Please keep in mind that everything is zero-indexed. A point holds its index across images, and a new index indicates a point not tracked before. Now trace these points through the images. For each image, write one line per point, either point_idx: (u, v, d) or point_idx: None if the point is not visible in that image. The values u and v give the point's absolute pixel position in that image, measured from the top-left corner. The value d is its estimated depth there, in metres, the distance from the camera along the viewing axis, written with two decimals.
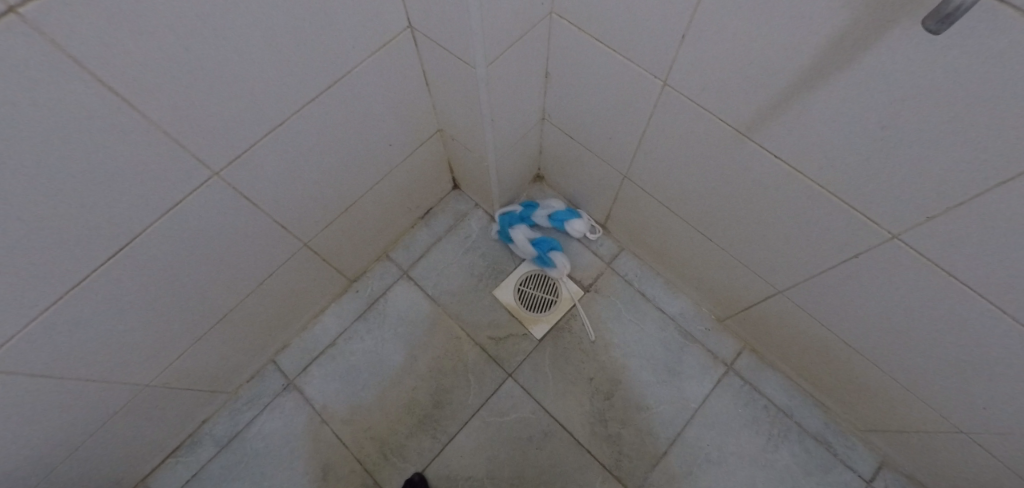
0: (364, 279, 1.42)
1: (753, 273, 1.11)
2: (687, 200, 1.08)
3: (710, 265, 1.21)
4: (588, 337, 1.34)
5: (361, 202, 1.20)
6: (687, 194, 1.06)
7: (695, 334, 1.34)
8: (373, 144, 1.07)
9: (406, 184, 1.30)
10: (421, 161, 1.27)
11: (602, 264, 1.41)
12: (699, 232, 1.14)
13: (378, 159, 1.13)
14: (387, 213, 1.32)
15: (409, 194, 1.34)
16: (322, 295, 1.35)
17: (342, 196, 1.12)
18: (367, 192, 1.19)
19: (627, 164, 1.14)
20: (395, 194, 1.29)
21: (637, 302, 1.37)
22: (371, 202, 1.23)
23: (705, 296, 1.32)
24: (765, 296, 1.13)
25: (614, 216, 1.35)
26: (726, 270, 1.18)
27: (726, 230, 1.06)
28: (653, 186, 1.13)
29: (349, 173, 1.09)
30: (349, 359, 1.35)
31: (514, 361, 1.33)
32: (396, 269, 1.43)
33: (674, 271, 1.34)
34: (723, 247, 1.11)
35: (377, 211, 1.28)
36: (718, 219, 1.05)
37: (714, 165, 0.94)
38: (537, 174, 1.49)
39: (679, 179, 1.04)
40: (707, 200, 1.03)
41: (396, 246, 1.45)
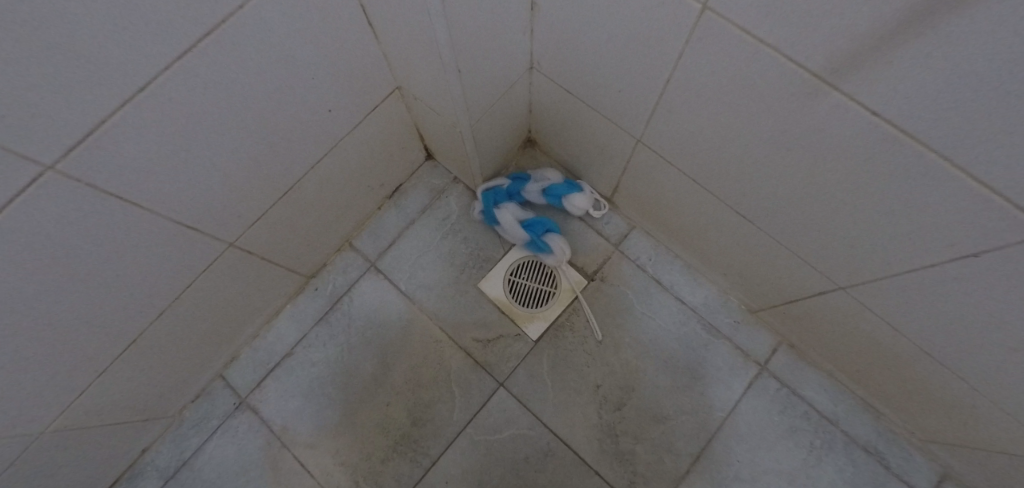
0: (323, 275, 1.18)
1: (806, 263, 0.86)
2: (725, 172, 0.82)
3: (747, 251, 0.96)
4: (594, 337, 1.12)
5: (303, 186, 0.94)
6: (724, 165, 0.80)
7: (722, 329, 1.12)
8: (304, 110, 0.80)
9: (362, 160, 1.03)
10: (379, 129, 1.00)
11: (609, 247, 1.17)
12: (739, 213, 0.88)
13: (316, 130, 0.86)
14: (342, 196, 1.06)
15: (368, 170, 1.07)
16: (272, 297, 1.11)
17: (273, 181, 0.87)
18: (309, 173, 0.93)
19: (643, 125, 0.87)
20: (349, 172, 1.02)
21: (652, 292, 1.14)
22: (318, 185, 0.97)
23: (736, 284, 1.08)
24: (820, 289, 0.90)
25: (624, 188, 1.10)
26: (767, 257, 0.93)
27: (775, 211, 0.81)
28: (679, 155, 0.87)
29: (274, 150, 0.82)
30: (310, 371, 1.13)
31: (506, 368, 1.11)
32: (361, 260, 1.19)
33: (698, 254, 1.09)
34: (767, 231, 0.86)
35: (328, 196, 1.02)
36: (765, 197, 0.80)
37: (770, 127, 0.67)
38: (527, 137, 1.22)
39: (716, 145, 0.78)
40: (753, 173, 0.77)
41: (360, 232, 1.20)
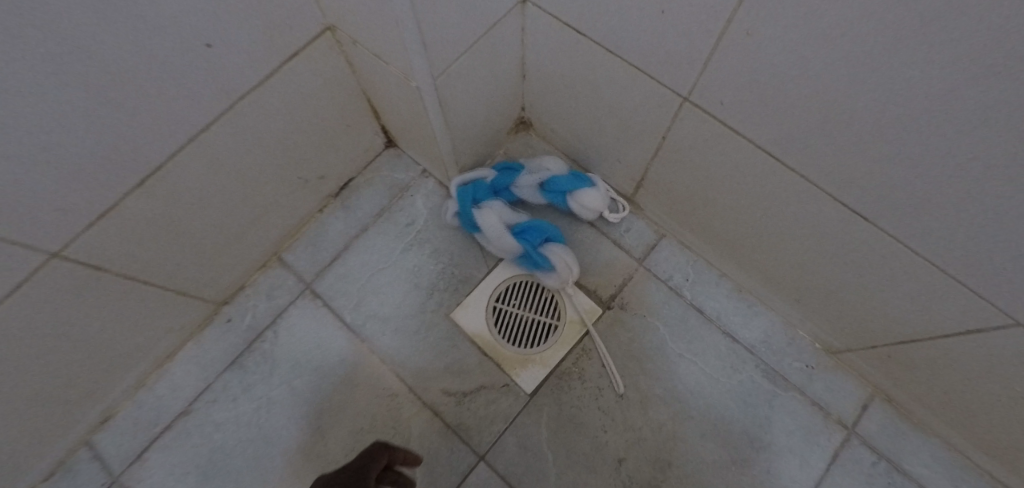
0: (240, 301, 0.86)
1: (951, 288, 0.55)
2: (833, 143, 0.51)
3: (845, 271, 0.65)
4: (613, 389, 0.80)
5: (178, 174, 0.62)
6: (833, 130, 0.50)
7: (790, 376, 0.80)
8: (156, 50, 0.49)
9: (279, 138, 0.72)
10: (305, 94, 0.70)
11: (631, 263, 0.86)
12: (843, 211, 0.57)
13: (190, 84, 0.55)
14: (254, 191, 0.75)
15: (293, 155, 0.76)
16: (158, 333, 0.79)
17: (123, 161, 0.56)
18: (188, 152, 0.62)
19: (695, 75, 0.57)
20: (262, 155, 0.71)
21: (690, 325, 0.82)
22: (207, 172, 0.66)
23: (814, 315, 0.77)
24: (965, 329, 0.58)
25: (652, 181, 0.79)
26: (875, 278, 0.62)
27: (915, 204, 0.50)
28: (753, 119, 0.56)
29: (103, 115, 0.50)
30: (214, 436, 0.81)
31: (488, 433, 0.78)
32: (293, 281, 0.87)
33: (757, 273, 0.78)
34: (889, 238, 0.56)
35: (229, 189, 0.71)
36: (901, 184, 0.49)
37: (961, 47, 0.36)
38: (520, 117, 0.92)
39: (826, 92, 0.47)
40: (889, 141, 0.46)
41: (292, 242, 0.89)
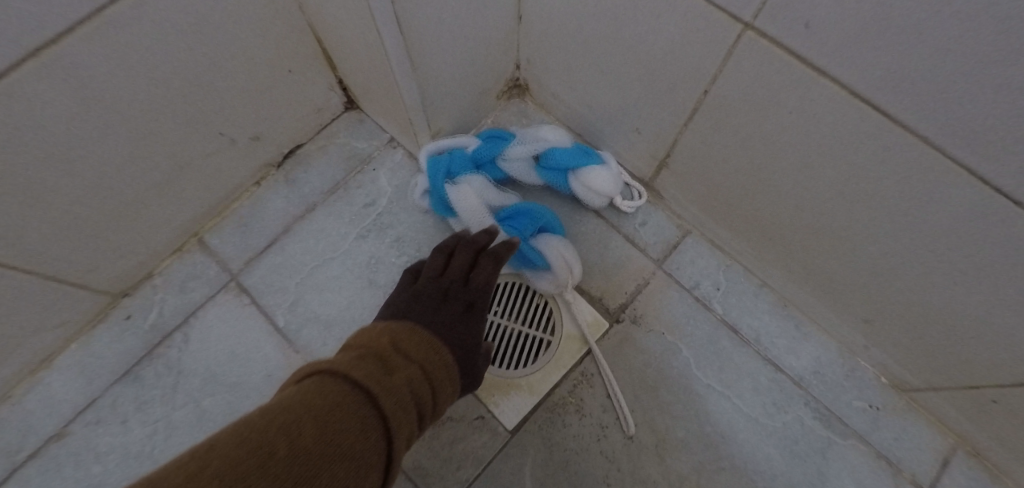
0: (144, 293, 0.67)
1: None
2: (996, 89, 0.32)
3: (960, 285, 0.46)
4: (620, 429, 0.61)
5: (8, 109, 0.42)
6: (1003, 67, 0.30)
7: (849, 420, 0.62)
8: None
9: (180, 75, 0.52)
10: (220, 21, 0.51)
11: (647, 265, 0.67)
12: (976, 198, 0.38)
13: None
14: (147, 147, 0.56)
15: (208, 105, 0.57)
16: (19, 334, 0.59)
17: None
18: (22, 78, 0.41)
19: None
20: (160, 100, 0.53)
21: (721, 347, 0.64)
22: (61, 111, 0.46)
23: (887, 342, 0.58)
24: None
25: (682, 159, 0.61)
26: (1003, 300, 0.44)
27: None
28: (857, 55, 0.37)
29: None
30: (93, 470, 0.61)
31: (455, 481, 0.59)
32: (215, 270, 0.68)
33: (815, 284, 0.60)
34: None
35: (104, 140, 0.51)
36: None
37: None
38: (514, 78, 0.74)
39: None
40: None
41: (217, 221, 0.70)
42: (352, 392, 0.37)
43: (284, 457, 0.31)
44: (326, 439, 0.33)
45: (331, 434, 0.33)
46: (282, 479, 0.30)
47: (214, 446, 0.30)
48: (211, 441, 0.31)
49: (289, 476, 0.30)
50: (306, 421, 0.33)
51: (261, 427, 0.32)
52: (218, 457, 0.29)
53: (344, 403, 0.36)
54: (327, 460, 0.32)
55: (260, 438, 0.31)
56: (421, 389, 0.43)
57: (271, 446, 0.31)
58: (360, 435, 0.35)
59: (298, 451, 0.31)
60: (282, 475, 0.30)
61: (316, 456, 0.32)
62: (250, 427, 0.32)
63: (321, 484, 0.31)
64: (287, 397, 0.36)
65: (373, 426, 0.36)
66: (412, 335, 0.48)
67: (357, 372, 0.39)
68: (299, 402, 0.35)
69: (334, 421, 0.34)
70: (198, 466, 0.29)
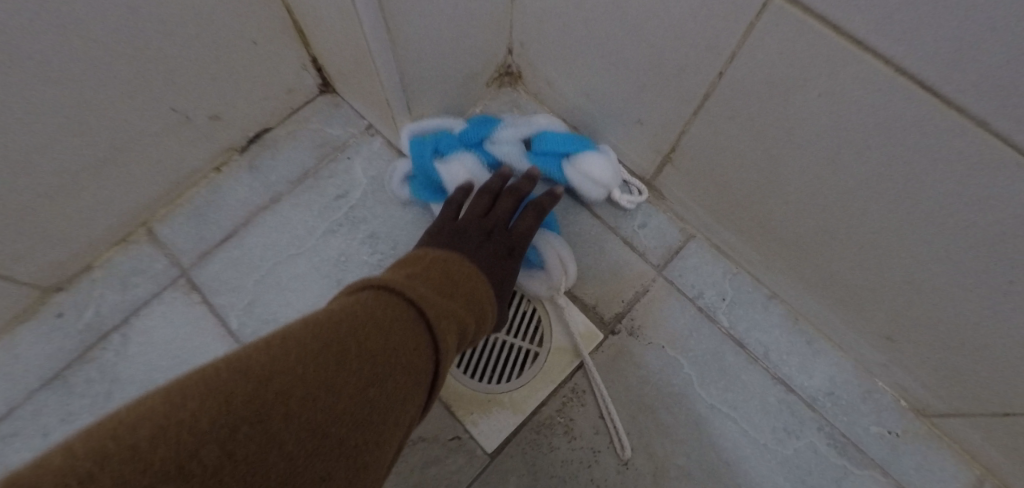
0: (80, 287, 0.60)
1: None
2: None
3: (1008, 302, 0.40)
4: (615, 454, 0.55)
5: None
6: None
7: (865, 448, 0.56)
8: None
9: (121, 41, 0.45)
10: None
11: (646, 270, 0.61)
12: None
13: None
14: (83, 123, 0.48)
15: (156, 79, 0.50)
16: None
17: None
18: None
19: None
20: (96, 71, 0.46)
21: (726, 364, 0.58)
22: None
23: (911, 363, 0.53)
24: None
25: (689, 155, 0.55)
26: None
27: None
28: (913, 26, 0.30)
29: None
30: None
31: None
32: (163, 264, 0.61)
33: (834, 296, 0.54)
34: None
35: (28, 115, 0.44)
36: None
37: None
38: (506, 63, 0.68)
39: None
40: None
41: (169, 210, 0.63)
42: (408, 308, 0.34)
43: (354, 359, 0.29)
44: (389, 349, 0.31)
45: (394, 344, 0.31)
46: (349, 383, 0.28)
47: (276, 342, 0.28)
48: (272, 337, 0.29)
49: (355, 379, 0.29)
50: (367, 330, 0.31)
51: (322, 330, 0.30)
52: (284, 353, 0.27)
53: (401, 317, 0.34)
54: (391, 369, 0.31)
55: (323, 339, 0.29)
56: (464, 312, 0.41)
57: (338, 349, 0.29)
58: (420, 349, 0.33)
59: (362, 358, 0.30)
60: (347, 379, 0.28)
61: (379, 363, 0.30)
62: (310, 328, 0.30)
63: (386, 391, 0.30)
64: (339, 306, 0.33)
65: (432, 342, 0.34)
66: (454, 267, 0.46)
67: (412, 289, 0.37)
68: (357, 310, 0.32)
69: (395, 334, 0.32)
70: (263, 360, 0.27)
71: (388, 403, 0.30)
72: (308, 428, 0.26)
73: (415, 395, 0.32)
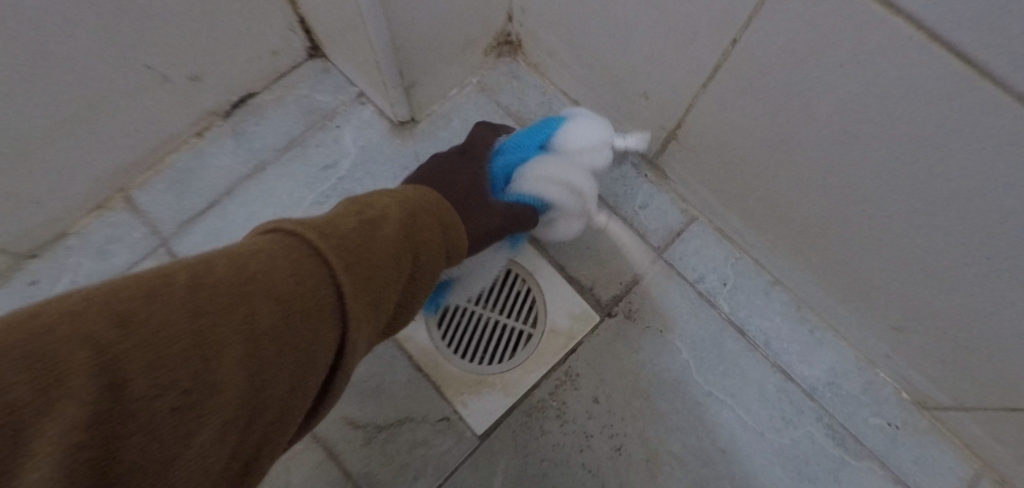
0: (55, 256, 0.57)
1: None
2: None
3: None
4: (609, 438, 0.53)
5: None
6: None
7: (864, 438, 0.54)
8: None
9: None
10: None
11: (646, 252, 0.59)
12: None
13: None
14: (45, 76, 0.44)
15: (127, 41, 0.47)
16: None
17: None
18: None
19: None
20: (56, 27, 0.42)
21: (725, 351, 0.56)
22: None
23: (917, 354, 0.51)
24: None
25: (698, 131, 0.52)
26: None
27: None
28: None
29: None
30: None
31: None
32: (142, 233, 0.58)
33: (841, 284, 0.52)
34: None
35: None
36: None
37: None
38: (507, 30, 0.64)
39: None
40: None
41: (149, 176, 0.60)
42: (286, 243, 0.25)
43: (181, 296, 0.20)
44: (252, 281, 0.22)
45: (265, 276, 0.23)
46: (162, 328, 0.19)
47: (132, 294, 0.19)
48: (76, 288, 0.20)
49: (176, 320, 0.20)
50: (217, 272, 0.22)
51: (207, 287, 0.21)
52: (80, 296, 0.19)
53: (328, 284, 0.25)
54: (251, 302, 0.22)
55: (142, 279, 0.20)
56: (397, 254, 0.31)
57: (165, 287, 0.20)
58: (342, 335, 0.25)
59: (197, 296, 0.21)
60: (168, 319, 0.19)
61: (271, 322, 0.22)
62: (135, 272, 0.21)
63: (227, 336, 0.21)
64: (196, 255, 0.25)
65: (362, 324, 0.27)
66: (434, 210, 0.37)
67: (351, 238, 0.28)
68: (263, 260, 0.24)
69: (262, 271, 0.23)
70: (84, 313, 0.18)
71: (288, 403, 0.23)
72: (96, 385, 0.17)
73: (294, 336, 0.23)
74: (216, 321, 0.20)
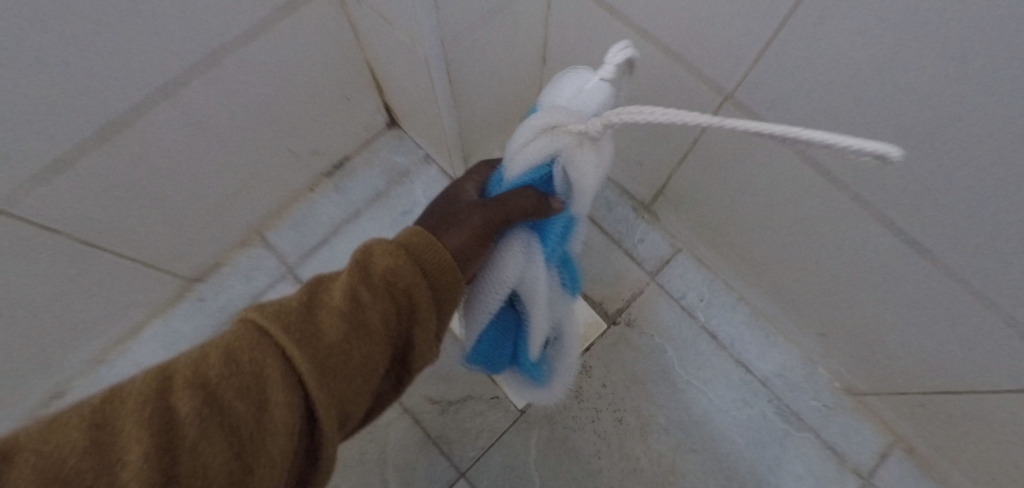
0: (214, 280, 0.80)
1: (1000, 351, 0.48)
2: (882, 179, 0.43)
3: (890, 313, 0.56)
4: (613, 412, 0.74)
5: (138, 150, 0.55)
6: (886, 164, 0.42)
7: (805, 415, 0.73)
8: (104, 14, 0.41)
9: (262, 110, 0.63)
10: (292, 74, 0.62)
11: (642, 276, 0.79)
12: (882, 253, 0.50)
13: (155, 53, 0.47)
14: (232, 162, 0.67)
15: (278, 137, 0.69)
16: (119, 309, 0.72)
17: (79, 129, 0.48)
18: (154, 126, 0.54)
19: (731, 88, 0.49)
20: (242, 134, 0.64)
21: (701, 350, 0.76)
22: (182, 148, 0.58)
23: (838, 354, 0.69)
24: (994, 395, 0.52)
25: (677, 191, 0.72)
26: (911, 331, 0.55)
27: (1001, 262, 0.41)
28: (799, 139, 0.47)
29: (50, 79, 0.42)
30: None
31: (472, 450, 0.72)
32: (274, 263, 0.80)
33: (783, 302, 0.71)
34: (934, 288, 0.48)
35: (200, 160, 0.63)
36: (955, 233, 0.42)
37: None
38: None
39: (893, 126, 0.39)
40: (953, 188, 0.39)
41: (277, 221, 0.82)
42: (233, 336, 0.29)
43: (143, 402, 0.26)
44: (197, 377, 0.27)
45: (213, 371, 0.28)
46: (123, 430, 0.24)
47: (94, 412, 0.25)
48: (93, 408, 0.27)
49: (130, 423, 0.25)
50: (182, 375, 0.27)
51: (164, 390, 0.26)
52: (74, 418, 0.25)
53: (260, 364, 0.28)
54: (197, 393, 0.27)
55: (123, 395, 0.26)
56: (357, 309, 0.33)
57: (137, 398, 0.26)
58: (289, 413, 0.28)
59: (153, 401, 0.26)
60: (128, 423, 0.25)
61: (217, 405, 0.27)
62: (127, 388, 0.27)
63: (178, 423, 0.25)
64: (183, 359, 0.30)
65: (320, 380, 0.30)
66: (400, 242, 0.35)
67: (292, 314, 0.31)
68: (214, 354, 0.29)
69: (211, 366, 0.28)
70: (67, 433, 0.24)
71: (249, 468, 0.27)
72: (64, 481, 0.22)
73: (242, 410, 0.27)
74: (163, 416, 0.25)
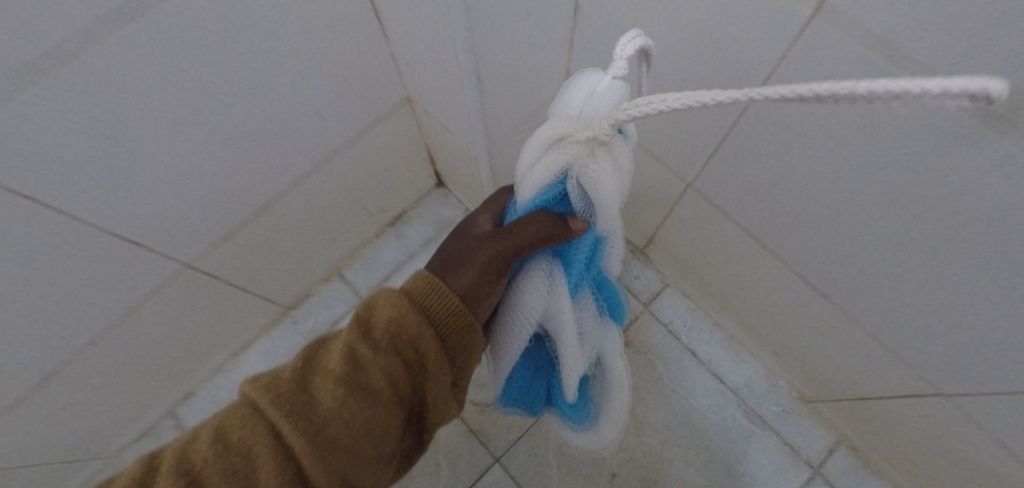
0: (305, 308, 1.03)
1: (882, 367, 0.67)
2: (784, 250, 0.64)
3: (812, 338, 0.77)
4: None
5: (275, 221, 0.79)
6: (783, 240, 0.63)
7: (766, 418, 0.92)
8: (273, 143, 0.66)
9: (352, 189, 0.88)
10: (374, 159, 0.86)
11: (637, 306, 1.00)
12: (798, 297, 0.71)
13: (297, 156, 0.72)
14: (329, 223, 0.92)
15: (360, 203, 0.93)
16: (240, 329, 0.96)
17: (245, 208, 0.72)
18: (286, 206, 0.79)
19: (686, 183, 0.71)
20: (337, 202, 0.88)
21: (683, 365, 0.96)
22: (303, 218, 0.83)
23: (789, 369, 0.89)
24: (885, 397, 0.71)
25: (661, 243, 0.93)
26: (829, 352, 0.75)
27: (863, 308, 0.61)
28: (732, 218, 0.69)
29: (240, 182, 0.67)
30: None
31: (504, 441, 0.93)
32: (350, 295, 1.04)
33: (745, 328, 0.91)
34: (833, 322, 0.68)
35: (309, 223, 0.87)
36: (832, 287, 0.62)
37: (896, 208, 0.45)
38: None
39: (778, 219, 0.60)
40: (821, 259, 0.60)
41: (352, 261, 1.06)
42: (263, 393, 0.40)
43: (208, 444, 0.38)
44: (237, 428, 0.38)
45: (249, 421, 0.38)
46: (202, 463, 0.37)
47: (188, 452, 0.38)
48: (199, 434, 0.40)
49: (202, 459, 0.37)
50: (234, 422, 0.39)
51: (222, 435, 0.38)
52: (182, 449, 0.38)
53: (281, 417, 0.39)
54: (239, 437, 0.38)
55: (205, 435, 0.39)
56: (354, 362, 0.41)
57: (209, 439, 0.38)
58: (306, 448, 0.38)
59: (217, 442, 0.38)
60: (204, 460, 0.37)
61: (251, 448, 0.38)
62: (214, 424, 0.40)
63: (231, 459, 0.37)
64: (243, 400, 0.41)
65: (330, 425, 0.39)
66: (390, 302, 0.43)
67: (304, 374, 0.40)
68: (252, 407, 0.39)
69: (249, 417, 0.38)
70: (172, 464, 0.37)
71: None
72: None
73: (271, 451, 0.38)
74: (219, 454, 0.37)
